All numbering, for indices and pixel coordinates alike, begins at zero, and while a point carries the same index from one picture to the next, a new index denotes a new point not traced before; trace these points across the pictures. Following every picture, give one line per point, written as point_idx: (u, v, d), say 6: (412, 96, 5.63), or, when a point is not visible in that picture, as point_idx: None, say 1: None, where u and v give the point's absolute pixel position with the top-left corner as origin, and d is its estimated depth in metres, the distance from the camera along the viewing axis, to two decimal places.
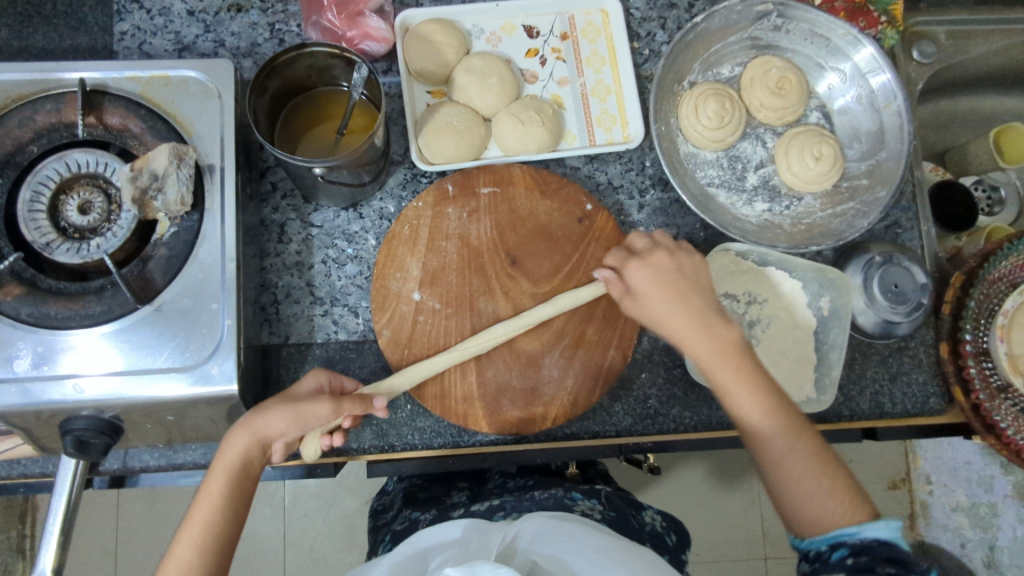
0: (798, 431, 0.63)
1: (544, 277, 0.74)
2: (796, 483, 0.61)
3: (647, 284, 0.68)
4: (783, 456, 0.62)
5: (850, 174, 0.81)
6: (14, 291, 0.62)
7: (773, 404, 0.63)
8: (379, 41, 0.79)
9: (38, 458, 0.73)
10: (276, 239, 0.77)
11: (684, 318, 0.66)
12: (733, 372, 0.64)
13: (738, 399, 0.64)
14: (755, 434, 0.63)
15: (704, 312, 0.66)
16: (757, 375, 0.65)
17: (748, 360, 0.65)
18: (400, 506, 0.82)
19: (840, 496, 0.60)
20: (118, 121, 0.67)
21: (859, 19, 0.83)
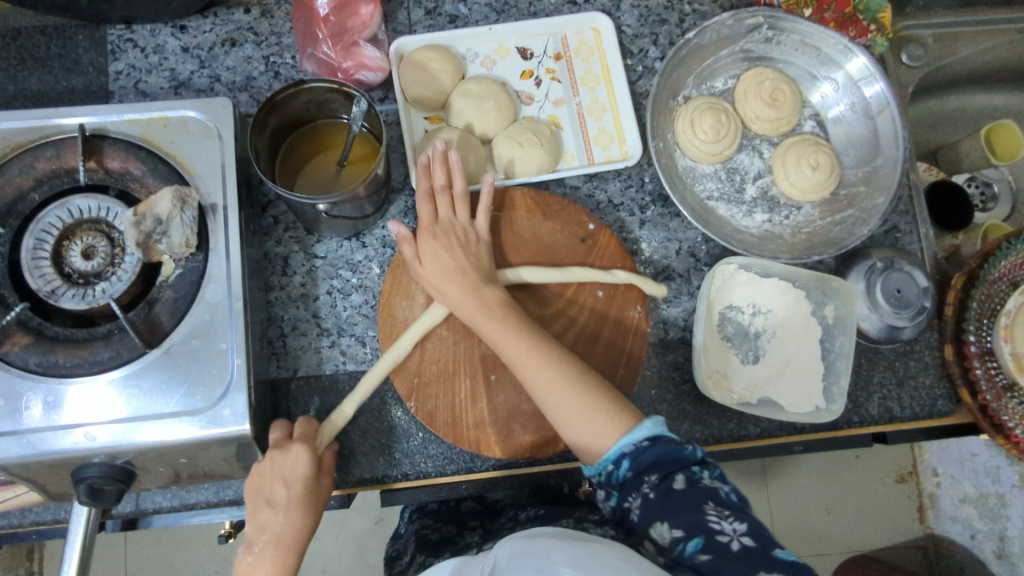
0: (554, 354, 0.65)
1: (422, 190, 0.71)
2: (551, 361, 0.65)
3: (430, 259, 0.68)
4: (553, 400, 0.64)
5: (847, 182, 0.82)
6: (22, 341, 0.62)
7: (489, 312, 0.67)
8: (375, 70, 0.79)
9: (49, 505, 0.72)
10: (281, 272, 0.77)
11: (443, 253, 0.68)
12: (449, 282, 0.68)
13: (448, 296, 0.68)
14: (505, 354, 0.65)
15: (462, 271, 0.68)
16: (470, 268, 0.69)
17: (474, 258, 0.69)
18: (415, 550, 0.81)
19: (591, 405, 0.63)
20: (118, 164, 0.67)
21: (850, 28, 0.83)
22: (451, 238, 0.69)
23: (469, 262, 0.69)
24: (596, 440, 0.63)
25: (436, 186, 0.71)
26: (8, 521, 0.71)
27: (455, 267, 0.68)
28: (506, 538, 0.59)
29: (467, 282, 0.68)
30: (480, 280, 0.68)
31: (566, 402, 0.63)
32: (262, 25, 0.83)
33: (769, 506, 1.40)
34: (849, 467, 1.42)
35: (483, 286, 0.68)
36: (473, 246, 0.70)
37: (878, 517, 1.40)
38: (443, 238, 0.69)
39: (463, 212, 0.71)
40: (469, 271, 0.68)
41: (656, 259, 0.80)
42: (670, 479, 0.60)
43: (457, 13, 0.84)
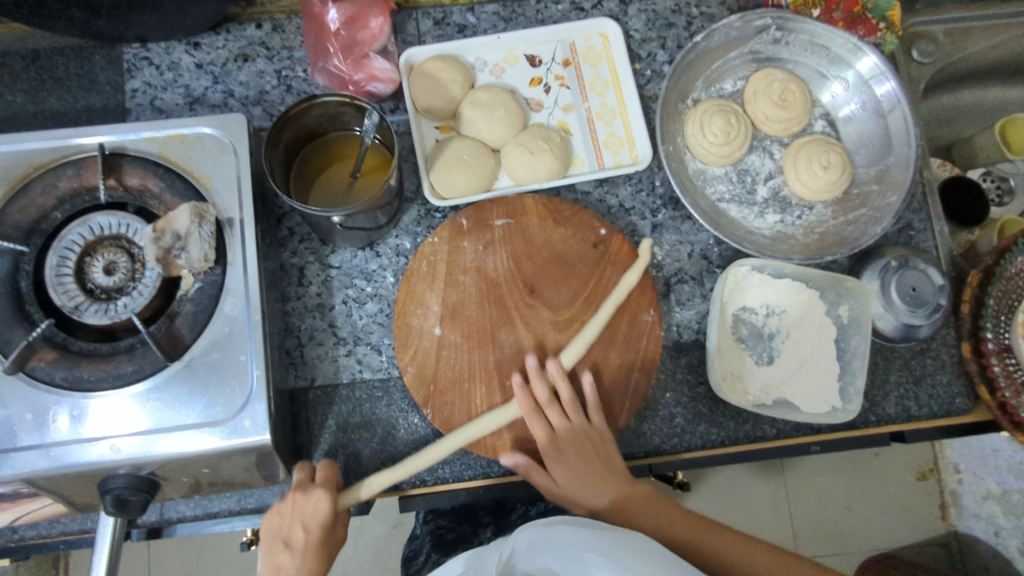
0: (701, 518, 0.67)
1: (529, 407, 0.70)
2: (731, 555, 0.63)
3: (569, 480, 0.69)
4: (717, 539, 0.65)
5: (859, 181, 0.82)
6: (47, 356, 0.63)
7: (633, 500, 0.68)
8: (385, 81, 0.80)
9: (76, 515, 0.74)
10: (297, 282, 0.78)
11: (571, 453, 0.69)
12: (589, 476, 0.69)
13: (580, 488, 0.69)
14: (658, 531, 0.66)
15: (593, 466, 0.70)
16: (598, 460, 0.70)
17: (595, 436, 0.71)
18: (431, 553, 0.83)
19: (774, 561, 0.64)
20: (137, 181, 0.68)
21: (859, 27, 0.83)
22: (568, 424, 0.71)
23: (601, 457, 0.70)
24: (783, 570, 0.63)
25: (541, 401, 0.70)
26: (36, 531, 0.73)
27: (592, 469, 0.69)
28: (525, 525, 0.63)
29: (597, 472, 0.69)
30: (598, 452, 0.70)
31: (741, 552, 0.64)
32: (274, 39, 0.84)
33: (789, 507, 1.38)
34: (869, 465, 1.40)
35: (613, 472, 0.70)
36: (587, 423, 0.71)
37: (901, 515, 1.38)
38: (574, 435, 0.70)
39: (578, 417, 0.71)
40: (597, 449, 0.70)
41: (668, 262, 0.80)
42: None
43: (465, 23, 0.85)
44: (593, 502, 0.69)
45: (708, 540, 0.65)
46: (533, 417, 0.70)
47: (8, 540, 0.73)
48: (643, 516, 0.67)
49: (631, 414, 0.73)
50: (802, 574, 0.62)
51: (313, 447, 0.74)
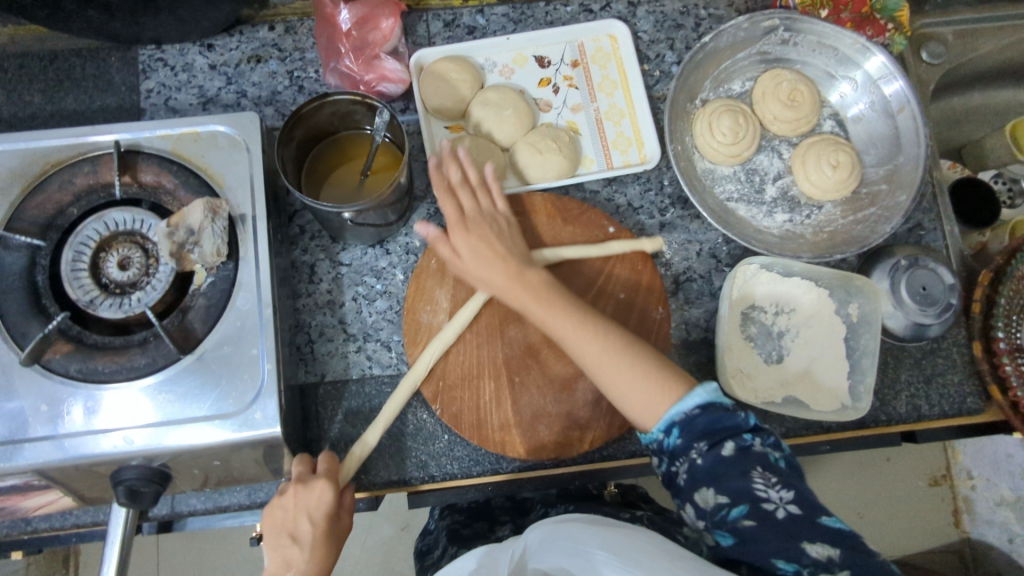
0: (551, 296, 0.66)
1: (443, 184, 0.71)
2: (617, 370, 0.62)
3: (468, 251, 0.68)
4: (578, 347, 0.64)
5: (868, 180, 0.82)
6: (62, 349, 0.64)
7: (518, 278, 0.67)
8: (396, 82, 0.81)
9: (89, 507, 0.75)
10: (308, 279, 0.79)
11: (472, 237, 0.68)
12: (482, 257, 0.68)
13: (468, 257, 0.68)
14: (526, 309, 0.66)
15: (496, 248, 0.68)
16: (481, 238, 0.69)
17: (500, 237, 0.69)
18: (445, 544, 0.83)
19: (641, 374, 0.62)
20: (151, 178, 0.69)
21: (867, 28, 0.83)
22: (467, 224, 0.69)
23: (484, 232, 0.69)
24: (648, 403, 0.60)
25: (455, 181, 0.71)
26: (50, 523, 0.74)
27: (483, 242, 0.68)
28: (540, 522, 0.63)
29: (469, 240, 0.68)
30: (516, 264, 0.68)
31: (582, 346, 0.64)
32: (286, 41, 0.85)
33: None
34: (881, 471, 1.39)
35: (505, 255, 0.68)
36: (506, 242, 0.69)
37: (913, 522, 1.37)
38: (478, 230, 0.69)
39: (487, 200, 0.71)
40: (500, 232, 0.70)
41: (677, 260, 0.80)
42: (720, 448, 0.56)
43: (475, 25, 0.86)
44: (486, 283, 0.68)
45: (540, 315, 0.65)
46: (453, 210, 0.69)
47: (23, 532, 0.74)
48: (554, 315, 0.65)
49: None
50: (660, 407, 0.60)
51: (323, 442, 0.75)
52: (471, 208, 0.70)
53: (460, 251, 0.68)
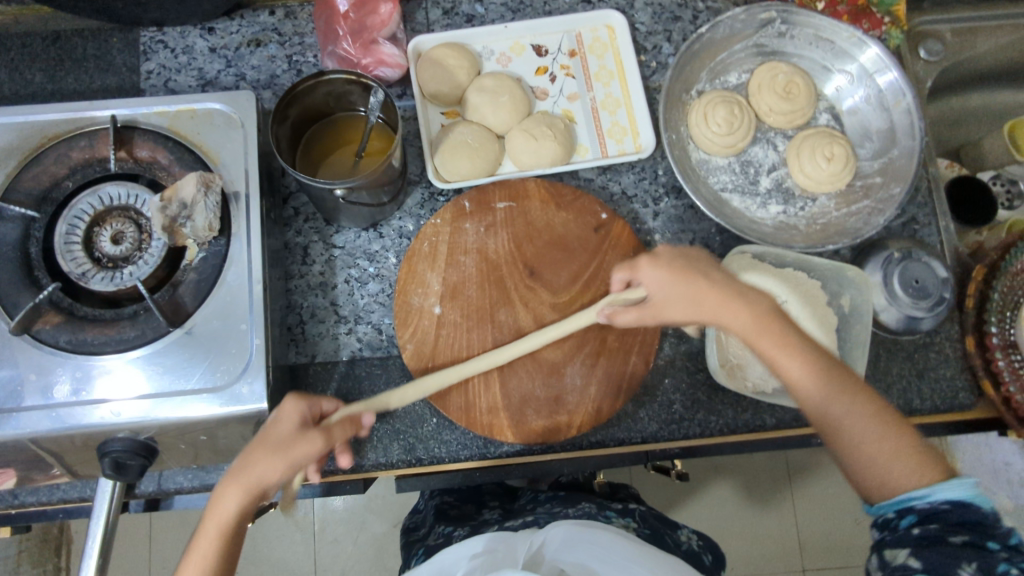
0: (796, 347, 0.65)
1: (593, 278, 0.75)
2: (850, 432, 0.62)
3: (660, 283, 0.68)
4: (833, 402, 0.62)
5: (863, 173, 0.82)
6: (53, 320, 0.65)
7: (766, 319, 0.66)
8: (393, 66, 0.81)
9: (77, 482, 0.75)
10: (300, 261, 0.79)
11: (698, 288, 0.67)
12: (724, 298, 0.66)
13: (705, 300, 0.67)
14: (765, 352, 0.65)
15: (692, 273, 0.68)
16: (709, 279, 0.68)
17: (731, 284, 0.68)
18: (432, 522, 0.84)
19: (895, 448, 0.60)
20: (147, 154, 0.70)
21: (863, 21, 0.84)
22: (714, 278, 0.68)
23: (728, 283, 0.68)
24: (894, 478, 0.59)
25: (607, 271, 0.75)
26: (36, 497, 0.74)
27: (715, 288, 0.67)
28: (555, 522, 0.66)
29: (717, 287, 0.67)
30: (731, 291, 0.67)
31: (823, 381, 0.63)
32: (286, 26, 0.86)
33: (795, 518, 1.35)
34: None
35: (747, 296, 0.67)
36: (732, 281, 0.68)
37: None
38: (706, 278, 0.67)
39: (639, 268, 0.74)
40: (693, 257, 0.69)
41: None
42: (951, 534, 0.53)
43: (473, 13, 0.87)
44: (701, 317, 0.67)
45: (770, 352, 0.65)
46: (673, 262, 0.69)
47: (10, 506, 0.74)
48: (774, 348, 0.65)
49: (629, 397, 0.73)
50: (905, 486, 0.58)
51: None
52: (704, 260, 0.70)
53: (672, 287, 0.67)
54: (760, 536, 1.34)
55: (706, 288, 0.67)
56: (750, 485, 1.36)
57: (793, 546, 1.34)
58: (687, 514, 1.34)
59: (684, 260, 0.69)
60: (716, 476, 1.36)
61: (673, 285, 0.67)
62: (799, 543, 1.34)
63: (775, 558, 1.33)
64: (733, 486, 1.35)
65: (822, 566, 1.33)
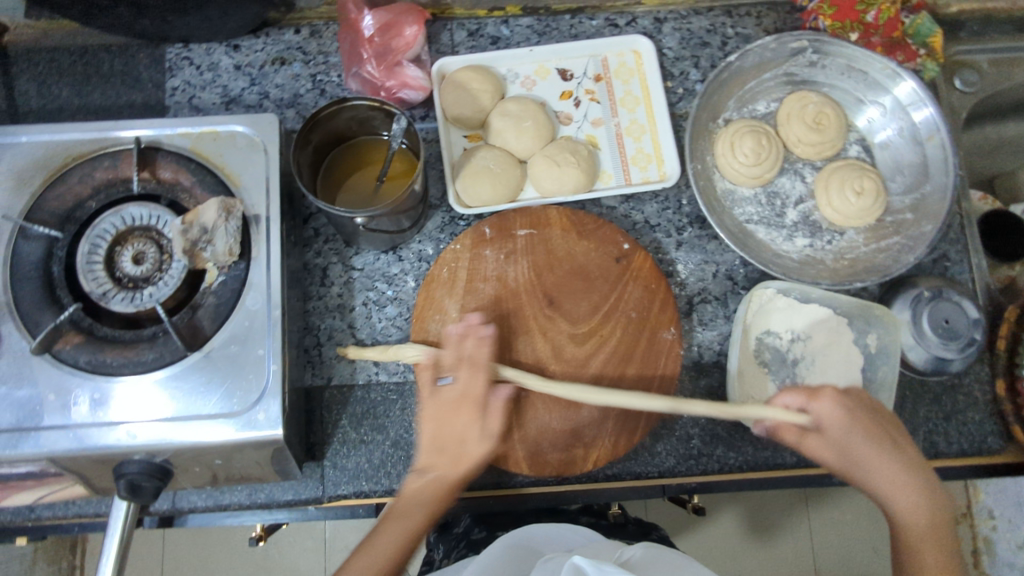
0: (947, 555, 0.62)
1: (622, 274, 0.75)
2: None
3: (837, 423, 0.65)
4: None
5: (893, 208, 0.80)
6: (73, 340, 0.65)
7: (936, 518, 0.63)
8: (417, 89, 0.81)
9: (92, 498, 0.75)
10: (319, 282, 0.79)
11: (879, 458, 0.65)
12: (904, 476, 0.64)
13: (878, 472, 0.64)
14: (908, 539, 0.63)
15: (877, 432, 0.65)
16: (893, 446, 0.66)
17: (919, 464, 0.66)
18: (470, 523, 0.87)
19: None
20: (169, 175, 0.70)
21: (898, 53, 0.82)
22: (901, 449, 0.66)
23: (914, 462, 0.65)
24: None
25: (621, 269, 0.75)
26: (52, 512, 0.74)
27: (896, 461, 0.65)
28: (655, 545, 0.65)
29: (900, 463, 0.65)
30: (918, 470, 0.65)
31: None
32: (311, 44, 0.86)
33: (812, 543, 1.35)
34: None
35: (931, 483, 0.65)
36: (919, 458, 0.66)
37: None
38: (902, 451, 0.66)
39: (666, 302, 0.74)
40: (880, 413, 0.67)
41: (692, 281, 0.79)
42: None
43: (498, 35, 0.86)
44: (869, 483, 0.65)
45: (921, 548, 0.62)
46: (857, 414, 0.66)
47: (27, 519, 0.75)
48: (923, 541, 0.63)
49: (646, 432, 0.72)
50: None
51: (326, 445, 0.74)
52: (895, 426, 0.67)
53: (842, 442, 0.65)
54: (776, 560, 1.34)
55: (895, 460, 0.65)
56: (766, 507, 1.36)
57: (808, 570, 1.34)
58: (703, 535, 1.33)
59: (874, 418, 0.66)
60: (731, 499, 1.35)
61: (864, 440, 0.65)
62: (815, 567, 1.34)
63: None
64: (750, 507, 1.36)
65: None
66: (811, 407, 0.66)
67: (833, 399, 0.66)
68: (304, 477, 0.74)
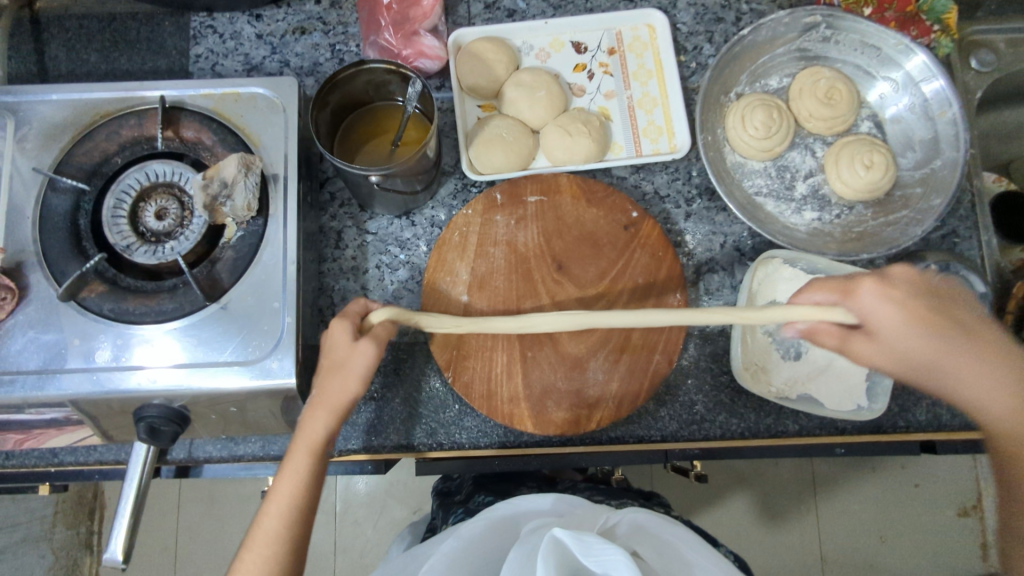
0: None
1: (631, 241, 0.76)
2: None
3: (888, 323, 0.60)
4: None
5: (903, 183, 0.80)
6: (97, 289, 0.68)
7: None
8: (433, 58, 0.82)
9: (112, 445, 0.78)
10: (334, 245, 0.81)
11: (956, 353, 0.59)
12: (984, 372, 0.59)
13: (957, 376, 0.59)
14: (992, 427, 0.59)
15: (938, 322, 0.60)
16: (961, 333, 0.60)
17: (998, 348, 0.60)
18: (471, 491, 0.89)
19: None
20: (192, 134, 0.72)
21: (911, 28, 0.82)
22: (977, 337, 0.60)
23: (992, 349, 0.60)
24: None
25: (628, 235, 0.76)
26: (74, 458, 0.77)
27: (974, 356, 0.59)
28: (643, 508, 0.70)
29: (976, 352, 0.59)
30: (999, 358, 0.60)
31: None
32: (331, 15, 0.88)
33: (818, 533, 1.36)
34: (908, 498, 1.36)
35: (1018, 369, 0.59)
36: (997, 340, 0.61)
37: (934, 553, 1.34)
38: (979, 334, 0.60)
39: (672, 268, 0.75)
40: (941, 297, 0.61)
41: (700, 251, 0.80)
42: None
43: (514, 8, 0.87)
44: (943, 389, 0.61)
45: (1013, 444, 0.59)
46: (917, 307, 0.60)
47: (50, 464, 0.78)
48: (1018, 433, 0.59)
49: (650, 395, 0.73)
50: None
51: None
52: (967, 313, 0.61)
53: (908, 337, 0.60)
54: (780, 547, 1.35)
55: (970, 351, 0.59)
56: (774, 495, 1.37)
57: (814, 560, 1.34)
58: (710, 518, 1.35)
59: (940, 307, 0.60)
60: (739, 485, 1.37)
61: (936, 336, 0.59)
62: (821, 558, 1.35)
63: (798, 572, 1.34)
64: (758, 495, 1.37)
65: None
66: (850, 304, 0.62)
67: (878, 290, 0.61)
68: None
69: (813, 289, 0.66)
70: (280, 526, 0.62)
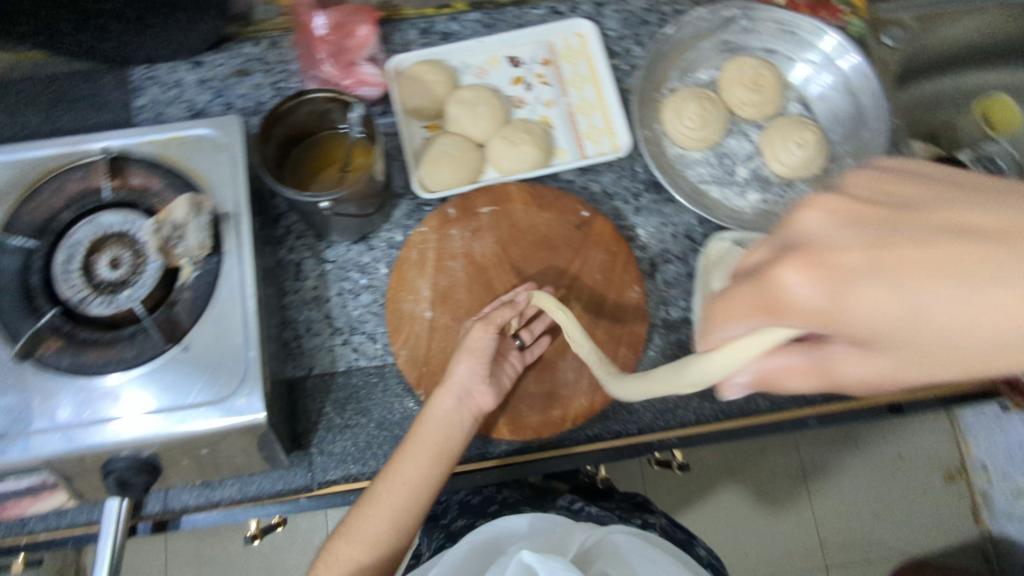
0: None
1: (585, 240, 0.78)
2: None
3: (816, 288, 0.40)
4: None
5: (836, 157, 0.84)
6: (54, 345, 0.66)
7: None
8: (373, 85, 0.85)
9: (84, 505, 0.76)
10: (294, 277, 0.81)
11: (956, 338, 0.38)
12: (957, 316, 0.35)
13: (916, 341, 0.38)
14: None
15: (819, 263, 0.40)
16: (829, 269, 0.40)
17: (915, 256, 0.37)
18: (455, 513, 0.87)
19: None
20: (140, 181, 0.73)
21: (822, 12, 0.88)
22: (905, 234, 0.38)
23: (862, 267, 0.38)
24: None
25: (580, 235, 0.78)
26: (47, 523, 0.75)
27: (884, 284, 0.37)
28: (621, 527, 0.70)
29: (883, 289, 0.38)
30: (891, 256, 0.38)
31: None
32: (270, 55, 0.90)
33: (815, 517, 1.37)
34: (893, 469, 1.39)
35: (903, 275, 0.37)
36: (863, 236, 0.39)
37: (927, 520, 1.36)
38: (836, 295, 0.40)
39: (626, 260, 0.78)
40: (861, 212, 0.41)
41: (653, 243, 0.82)
42: None
43: (448, 31, 0.90)
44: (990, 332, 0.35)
45: None
46: (877, 290, 0.38)
47: (19, 534, 0.75)
48: None
49: None
50: None
51: (312, 433, 0.76)
52: (999, 254, 0.34)
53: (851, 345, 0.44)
54: (778, 535, 1.36)
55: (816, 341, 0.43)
56: (766, 483, 1.38)
57: (813, 545, 1.35)
58: (705, 514, 1.36)
59: (888, 240, 0.38)
60: (730, 477, 1.38)
61: (911, 308, 0.37)
62: (820, 542, 1.35)
63: (799, 558, 1.35)
64: (750, 486, 1.38)
65: (846, 562, 1.35)
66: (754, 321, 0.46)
67: (804, 262, 0.41)
68: (292, 465, 0.75)
69: (733, 317, 0.49)
70: (396, 516, 0.64)
